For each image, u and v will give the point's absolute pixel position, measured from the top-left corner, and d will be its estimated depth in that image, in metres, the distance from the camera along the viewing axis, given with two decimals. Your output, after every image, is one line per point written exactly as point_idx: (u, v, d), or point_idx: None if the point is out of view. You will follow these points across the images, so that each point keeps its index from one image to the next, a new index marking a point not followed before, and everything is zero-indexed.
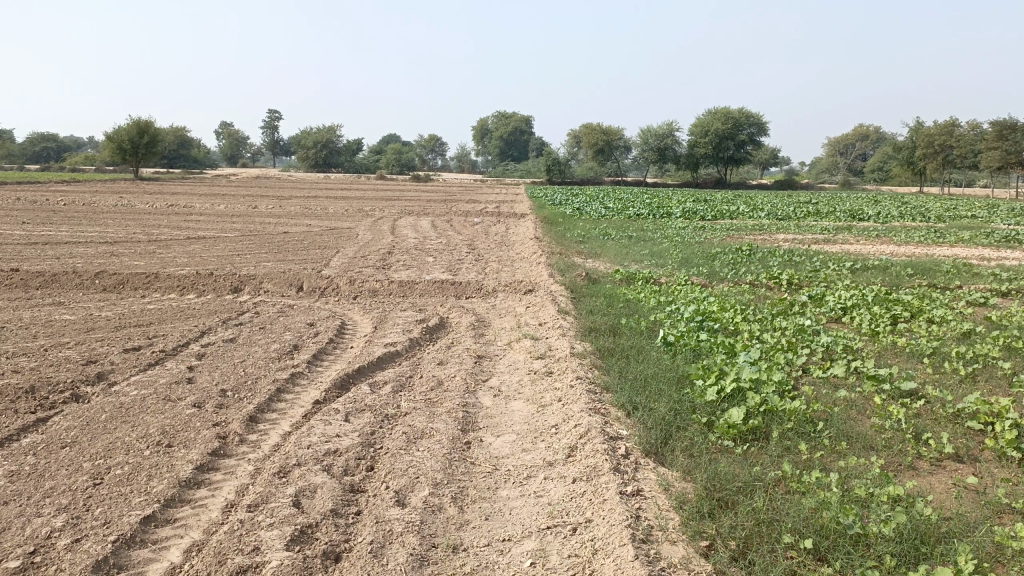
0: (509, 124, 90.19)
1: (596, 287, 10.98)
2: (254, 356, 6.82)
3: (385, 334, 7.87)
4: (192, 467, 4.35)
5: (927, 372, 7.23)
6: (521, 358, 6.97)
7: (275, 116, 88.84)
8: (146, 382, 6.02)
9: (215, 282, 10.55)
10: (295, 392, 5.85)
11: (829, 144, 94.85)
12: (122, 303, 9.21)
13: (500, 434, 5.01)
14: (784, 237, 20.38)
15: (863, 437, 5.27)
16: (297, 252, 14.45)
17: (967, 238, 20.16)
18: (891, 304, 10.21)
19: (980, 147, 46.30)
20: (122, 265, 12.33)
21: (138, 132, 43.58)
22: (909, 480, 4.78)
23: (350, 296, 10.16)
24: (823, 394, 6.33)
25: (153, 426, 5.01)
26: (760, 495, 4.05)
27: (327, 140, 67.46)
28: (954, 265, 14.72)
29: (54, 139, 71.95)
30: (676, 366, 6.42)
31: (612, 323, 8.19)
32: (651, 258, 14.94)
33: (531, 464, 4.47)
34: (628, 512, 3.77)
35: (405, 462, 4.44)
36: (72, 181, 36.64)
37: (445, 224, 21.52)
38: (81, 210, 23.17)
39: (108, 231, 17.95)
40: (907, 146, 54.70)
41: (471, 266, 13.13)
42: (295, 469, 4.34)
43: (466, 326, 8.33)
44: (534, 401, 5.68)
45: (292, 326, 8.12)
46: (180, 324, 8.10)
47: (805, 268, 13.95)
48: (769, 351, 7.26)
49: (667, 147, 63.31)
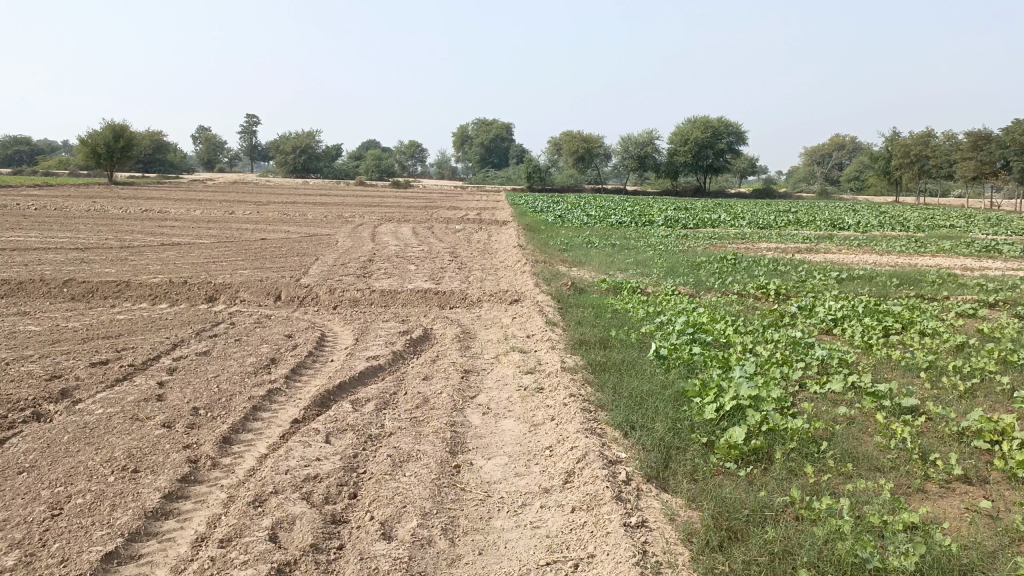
0: (490, 131, 89.88)
1: (582, 296, 10.74)
2: (229, 371, 6.48)
3: (367, 346, 7.56)
4: (159, 495, 4.03)
5: (925, 388, 7.05)
6: (509, 373, 6.69)
7: (253, 121, 87.83)
8: (114, 399, 5.67)
9: (189, 291, 10.17)
10: (272, 410, 5.53)
11: (806, 154, 95.76)
12: (91, 313, 8.83)
13: (491, 457, 4.73)
14: (767, 246, 20.28)
15: (869, 458, 5.07)
16: (274, 260, 14.07)
17: (948, 248, 20.17)
18: (882, 316, 10.05)
19: (955, 157, 46.80)
20: (92, 272, 11.92)
21: (114, 136, 42.85)
22: (919, 504, 4.57)
23: (330, 307, 9.83)
24: (823, 411, 6.11)
25: (119, 449, 4.67)
26: (771, 525, 3.81)
27: (307, 146, 66.81)
28: (938, 275, 14.67)
29: (27, 142, 70.79)
30: (671, 382, 6.18)
31: (601, 335, 7.94)
32: (636, 268, 14.73)
33: (526, 491, 4.21)
34: (634, 547, 3.50)
35: (391, 488, 4.15)
36: (43, 185, 35.77)
37: (427, 231, 21.16)
38: (52, 215, 22.56)
39: (79, 237, 17.43)
40: (883, 156, 55.20)
41: (453, 275, 12.84)
42: (272, 497, 4.02)
43: (451, 338, 8.04)
44: (525, 420, 5.40)
45: (269, 338, 7.79)
46: (152, 336, 7.73)
47: (792, 278, 13.80)
48: (764, 365, 7.04)
49: (647, 155, 63.33)
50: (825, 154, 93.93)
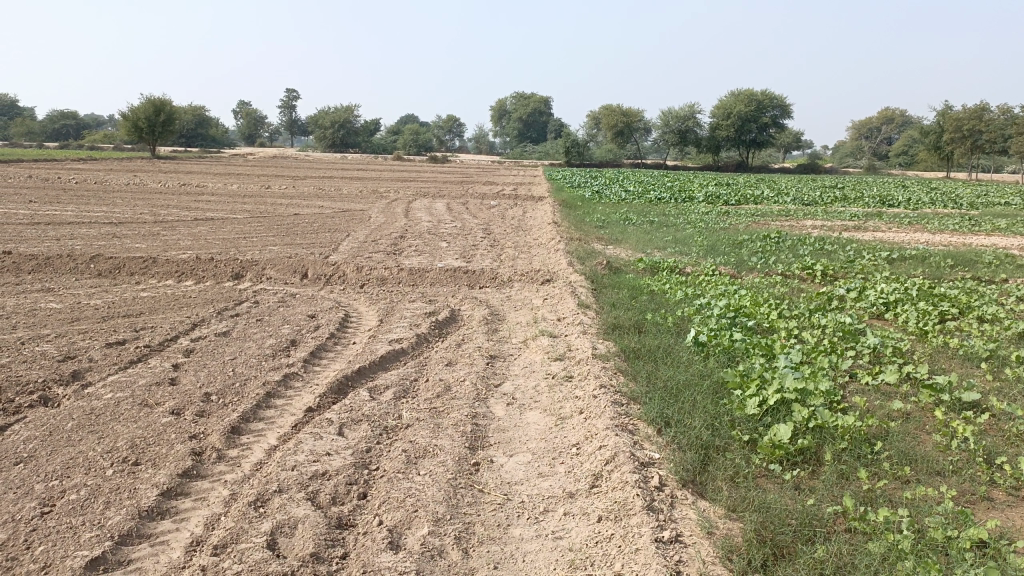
0: (529, 105, 88.72)
1: (617, 276, 10.31)
2: (247, 353, 6.23)
3: (391, 329, 7.26)
4: (157, 493, 3.78)
5: (986, 380, 6.52)
6: (537, 359, 6.35)
7: (292, 95, 87.88)
8: (125, 383, 5.46)
9: (216, 267, 9.97)
10: (287, 397, 5.26)
11: (854, 129, 93.14)
12: (114, 290, 8.67)
13: (513, 454, 4.39)
14: (811, 224, 19.52)
15: (928, 461, 4.64)
16: (306, 236, 13.85)
17: (1004, 227, 19.17)
18: (937, 300, 9.43)
19: (1011, 131, 44.88)
20: (122, 247, 11.82)
21: (154, 111, 43.08)
22: (984, 515, 4.14)
23: (357, 286, 9.57)
24: (876, 406, 5.68)
25: (122, 439, 4.44)
26: (821, 542, 3.42)
27: (345, 120, 66.76)
28: (995, 255, 13.89)
29: (74, 117, 71.91)
30: (711, 372, 5.76)
31: (636, 319, 7.54)
32: (675, 246, 14.19)
33: (549, 495, 3.86)
34: (667, 568, 3.15)
35: (402, 489, 3.84)
36: (86, 159, 36.16)
37: (461, 207, 20.77)
38: (91, 189, 22.69)
39: (114, 211, 17.42)
40: (933, 130, 53.24)
41: (485, 253, 12.48)
42: (276, 497, 3.74)
43: (479, 320, 7.72)
44: (552, 413, 5.05)
45: (291, 318, 7.53)
46: (172, 315, 7.53)
47: (839, 258, 13.17)
48: (810, 353, 6.58)
49: (688, 130, 62.01)
50: (873, 128, 91.10)
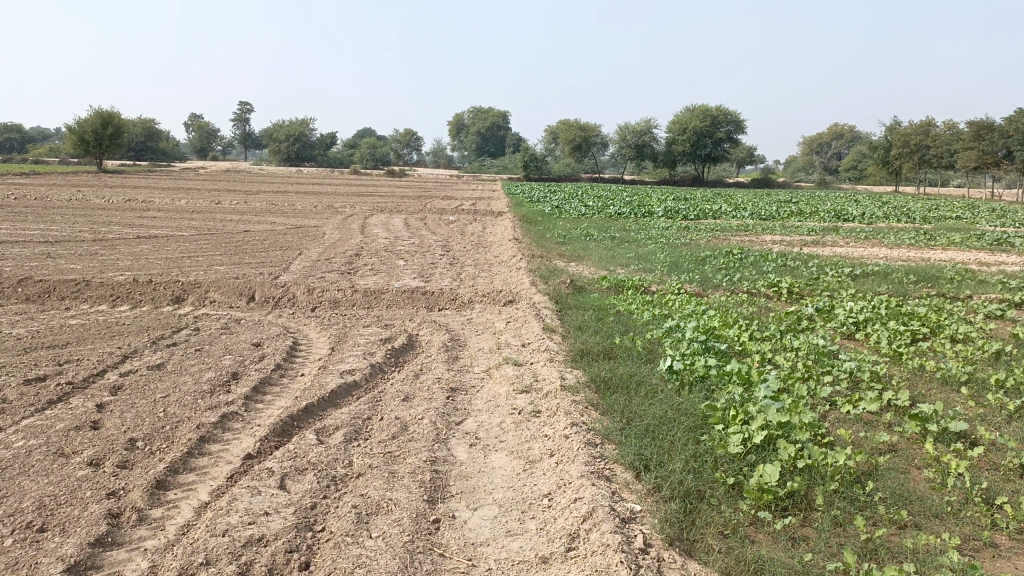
0: (486, 120, 88.46)
1: (582, 296, 9.92)
2: (183, 389, 5.67)
3: (342, 358, 6.73)
4: (62, 568, 3.23)
5: (969, 407, 6.24)
6: (502, 391, 5.89)
7: (246, 108, 86.36)
8: (40, 428, 4.86)
9: (154, 291, 9.33)
10: (224, 442, 4.72)
11: (806, 144, 95.00)
12: (40, 317, 7.99)
13: (477, 507, 3.93)
14: (771, 239, 19.44)
15: (926, 503, 4.29)
16: (255, 254, 13.23)
17: (959, 241, 19.31)
18: (908, 319, 9.22)
19: (955, 146, 46.00)
20: (55, 269, 11.06)
21: (102, 124, 41.72)
22: (993, 569, 3.78)
23: (308, 309, 9.03)
24: (863, 439, 5.32)
25: (28, 498, 3.85)
26: None
27: (300, 134, 65.73)
28: (955, 270, 13.90)
29: (18, 130, 69.64)
30: (689, 405, 5.35)
31: (605, 344, 7.13)
32: (638, 263, 13.88)
33: (519, 560, 3.41)
34: None
35: (351, 557, 3.34)
36: (29, 173, 34.90)
37: (419, 223, 20.28)
38: (31, 205, 21.67)
39: (51, 229, 16.51)
40: (882, 146, 54.36)
41: (444, 271, 12.00)
42: (203, 572, 3.22)
43: (438, 347, 7.24)
44: (520, 456, 4.60)
45: (234, 348, 6.97)
46: (102, 346, 6.89)
47: (804, 275, 13.00)
48: (788, 379, 6.22)
49: (645, 144, 62.37)
50: (824, 143, 93.00)
